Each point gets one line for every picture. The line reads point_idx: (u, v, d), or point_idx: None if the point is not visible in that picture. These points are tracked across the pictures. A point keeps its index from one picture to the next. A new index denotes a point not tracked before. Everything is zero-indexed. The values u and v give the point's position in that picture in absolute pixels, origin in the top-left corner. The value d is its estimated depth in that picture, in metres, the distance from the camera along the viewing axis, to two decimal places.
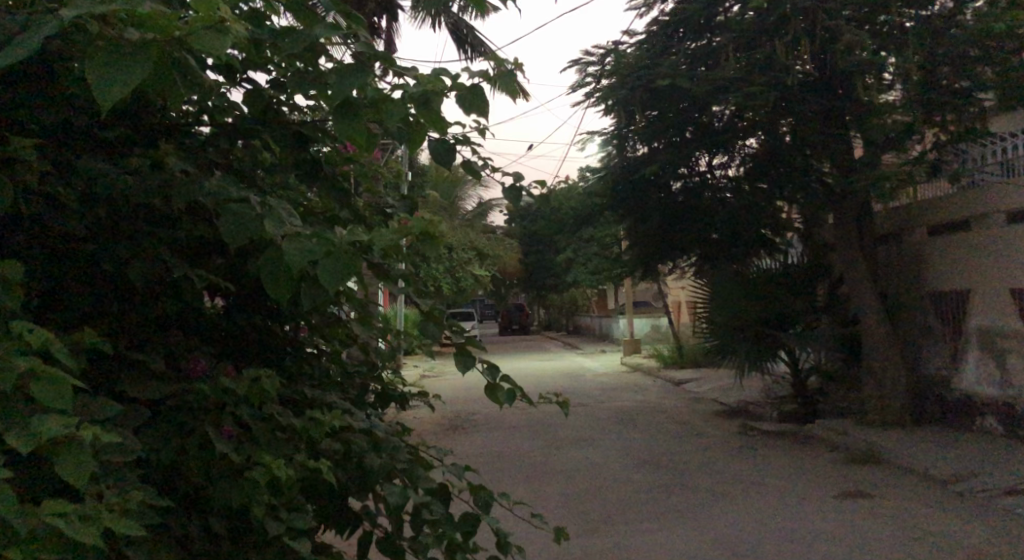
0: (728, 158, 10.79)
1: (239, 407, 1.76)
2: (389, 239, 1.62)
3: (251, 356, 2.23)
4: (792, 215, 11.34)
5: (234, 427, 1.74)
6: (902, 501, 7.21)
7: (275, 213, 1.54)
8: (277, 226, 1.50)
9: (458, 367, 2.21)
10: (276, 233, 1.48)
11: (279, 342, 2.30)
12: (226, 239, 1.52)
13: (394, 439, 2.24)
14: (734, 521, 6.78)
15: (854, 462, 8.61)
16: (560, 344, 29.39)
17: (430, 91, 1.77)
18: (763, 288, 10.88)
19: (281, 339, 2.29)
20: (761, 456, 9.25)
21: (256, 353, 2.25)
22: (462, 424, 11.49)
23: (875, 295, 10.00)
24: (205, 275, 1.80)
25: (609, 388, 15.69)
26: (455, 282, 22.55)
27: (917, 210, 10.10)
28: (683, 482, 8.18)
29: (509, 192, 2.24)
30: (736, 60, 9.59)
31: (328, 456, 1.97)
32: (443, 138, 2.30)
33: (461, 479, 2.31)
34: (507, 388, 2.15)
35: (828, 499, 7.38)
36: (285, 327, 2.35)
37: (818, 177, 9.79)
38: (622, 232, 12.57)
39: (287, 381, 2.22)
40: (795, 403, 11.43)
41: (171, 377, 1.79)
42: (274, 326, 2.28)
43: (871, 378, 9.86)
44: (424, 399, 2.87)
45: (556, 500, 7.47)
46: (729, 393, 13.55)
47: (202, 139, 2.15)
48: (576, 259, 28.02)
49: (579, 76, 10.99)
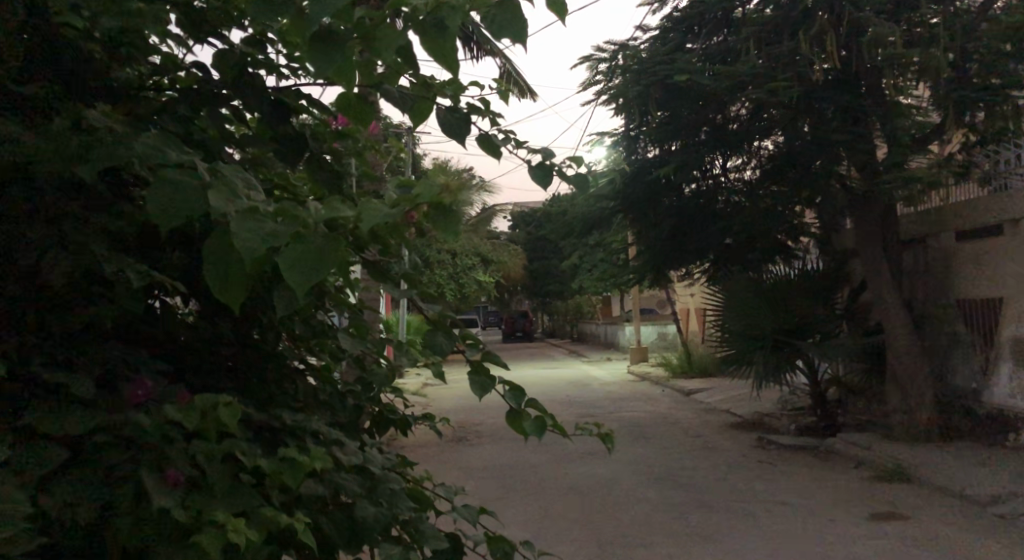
0: (743, 162, 10.41)
1: (189, 445, 1.34)
2: (382, 212, 1.22)
3: (221, 373, 1.82)
4: (809, 220, 10.94)
5: (182, 471, 1.30)
6: (938, 523, 6.77)
7: (227, 183, 1.13)
8: (225, 199, 1.10)
9: (473, 390, 1.78)
10: (224, 207, 1.08)
11: (257, 357, 1.88)
12: (157, 217, 1.12)
13: (394, 475, 1.81)
14: (759, 544, 6.30)
15: (881, 479, 8.16)
16: (565, 352, 28.96)
17: (446, 9, 1.37)
18: (780, 295, 10.39)
19: (257, 352, 1.87)
20: (781, 472, 8.79)
21: (225, 370, 1.83)
22: (466, 436, 11.05)
23: (900, 302, 9.55)
24: (145, 272, 1.38)
25: (617, 398, 15.25)
26: (459, 288, 22.13)
27: (943, 214, 9.67)
28: (702, 501, 7.73)
29: (536, 172, 1.83)
30: (756, 56, 9.17)
31: (311, 507, 1.55)
32: (456, 106, 1.88)
33: (476, 525, 1.87)
34: (535, 416, 1.73)
35: (859, 521, 6.91)
36: (264, 337, 1.93)
37: (839, 179, 9.38)
38: (633, 237, 12.15)
39: (262, 407, 1.81)
40: (813, 416, 10.97)
41: (103, 402, 1.36)
42: (250, 334, 1.87)
43: (896, 390, 9.41)
44: (428, 422, 2.45)
45: (566, 520, 7.01)
46: (742, 405, 13.13)
47: (155, 106, 1.75)
48: (583, 265, 27.62)
49: (589, 74, 10.63)
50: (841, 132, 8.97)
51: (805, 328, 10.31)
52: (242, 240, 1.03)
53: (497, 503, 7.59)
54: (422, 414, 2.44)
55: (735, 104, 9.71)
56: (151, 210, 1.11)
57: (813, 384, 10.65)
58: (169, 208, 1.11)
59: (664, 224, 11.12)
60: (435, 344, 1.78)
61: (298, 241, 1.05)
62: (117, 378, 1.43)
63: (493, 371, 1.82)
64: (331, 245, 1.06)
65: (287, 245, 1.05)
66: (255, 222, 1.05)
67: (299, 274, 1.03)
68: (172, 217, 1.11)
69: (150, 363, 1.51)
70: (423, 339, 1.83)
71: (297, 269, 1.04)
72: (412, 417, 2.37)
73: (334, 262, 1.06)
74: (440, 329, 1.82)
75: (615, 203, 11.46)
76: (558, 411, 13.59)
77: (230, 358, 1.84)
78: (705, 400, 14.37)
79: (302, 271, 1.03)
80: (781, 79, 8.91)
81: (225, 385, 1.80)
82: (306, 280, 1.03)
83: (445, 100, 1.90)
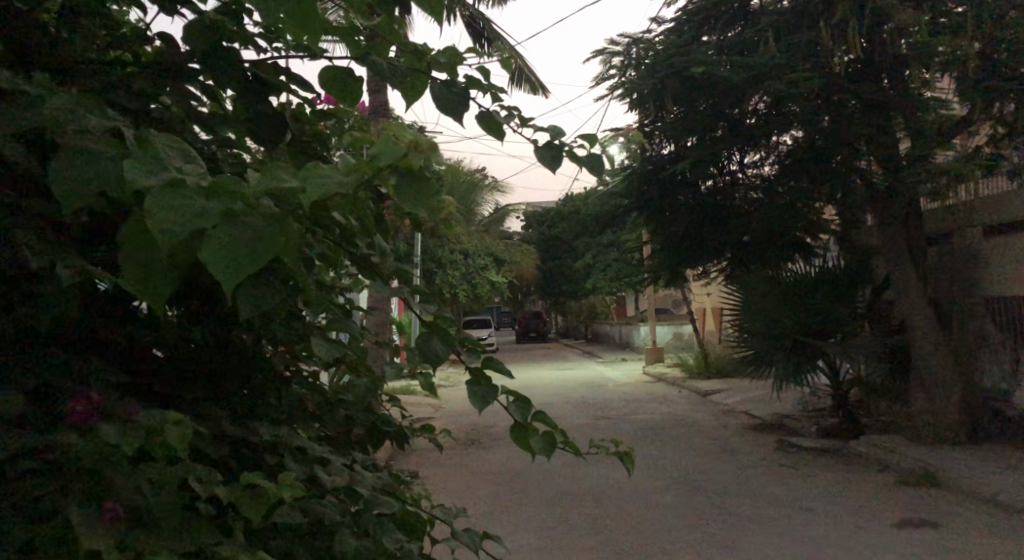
0: (761, 157, 10.28)
1: (135, 469, 1.15)
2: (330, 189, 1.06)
3: (196, 382, 1.61)
4: (829, 217, 10.63)
5: (123, 506, 1.10)
6: (971, 531, 6.46)
7: (152, 155, 0.99)
8: (146, 173, 0.95)
9: (473, 402, 1.58)
10: (143, 181, 0.94)
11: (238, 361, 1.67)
12: (63, 198, 1.05)
13: (384, 501, 1.60)
14: (783, 551, 6.05)
15: (908, 484, 7.88)
16: (579, 353, 28.69)
17: None
18: (801, 294, 10.08)
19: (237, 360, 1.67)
20: (804, 477, 8.50)
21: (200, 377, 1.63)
22: (478, 438, 10.83)
23: (925, 301, 9.25)
24: (78, 265, 1.19)
25: (632, 400, 14.97)
26: (472, 288, 21.94)
27: (969, 209, 9.37)
28: (721, 506, 7.48)
29: (545, 153, 1.62)
30: (775, 47, 8.91)
31: (286, 538, 1.35)
32: (452, 80, 1.66)
33: (477, 552, 1.67)
34: (544, 431, 1.51)
35: (886, 528, 6.62)
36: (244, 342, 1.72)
37: (861, 174, 9.10)
38: (648, 235, 11.92)
39: (236, 422, 1.61)
40: (835, 418, 10.68)
41: (40, 419, 1.17)
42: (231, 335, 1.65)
43: (922, 391, 9.11)
44: (428, 433, 2.23)
45: (578, 528, 6.75)
46: (761, 406, 12.85)
47: (111, 79, 1.57)
48: (596, 265, 27.37)
49: (603, 68, 10.38)
50: (863, 125, 8.70)
51: (827, 328, 10.01)
52: (158, 224, 0.89)
53: (510, 508, 7.37)
54: (420, 426, 2.23)
55: (753, 97, 9.45)
56: (56, 190, 1.05)
57: (835, 384, 10.36)
58: (85, 180, 1.06)
59: (680, 222, 10.88)
60: (430, 349, 1.57)
61: (225, 221, 0.91)
62: (58, 392, 1.23)
63: (495, 379, 1.61)
64: (270, 225, 0.92)
65: (209, 229, 0.89)
66: (178, 201, 0.91)
67: (221, 266, 0.87)
68: (83, 189, 1.05)
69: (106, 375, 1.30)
70: (416, 344, 1.61)
71: (223, 252, 0.89)
72: (410, 429, 2.16)
73: (272, 251, 0.91)
74: (435, 333, 1.61)
75: (630, 201, 11.25)
76: (572, 413, 13.35)
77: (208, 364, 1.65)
78: (722, 402, 14.09)
79: (221, 265, 0.87)
80: (802, 70, 8.66)
81: (196, 396, 1.60)
82: (232, 271, 0.87)
83: (438, 74, 1.67)
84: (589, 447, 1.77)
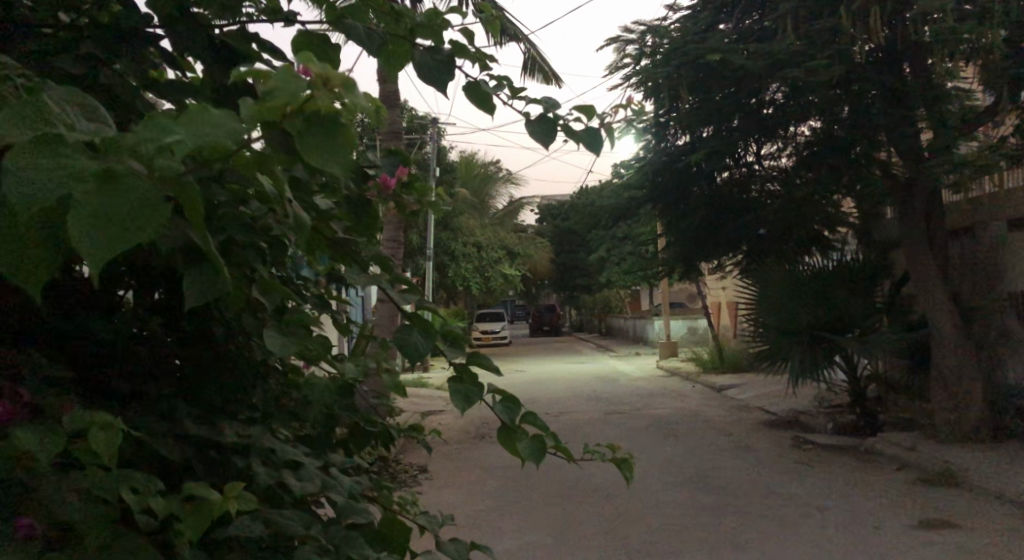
0: (777, 148, 10.09)
1: (60, 477, 1.01)
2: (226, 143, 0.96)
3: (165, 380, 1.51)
4: (846, 210, 10.42)
5: (41, 519, 0.96)
6: (993, 532, 6.24)
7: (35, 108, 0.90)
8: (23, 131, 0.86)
9: (456, 401, 1.44)
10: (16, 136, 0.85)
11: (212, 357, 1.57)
12: None
13: (358, 511, 1.47)
14: (795, 551, 5.86)
15: (927, 483, 7.67)
16: (593, 347, 28.53)
17: None
18: (820, 287, 9.81)
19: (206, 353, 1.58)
20: (819, 474, 8.32)
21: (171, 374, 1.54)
22: (488, 432, 10.72)
23: (946, 296, 9.00)
24: None
25: (645, 394, 14.78)
26: (485, 282, 21.76)
27: (993, 202, 9.09)
28: (734, 504, 7.29)
29: (538, 126, 1.47)
30: (795, 33, 8.69)
31: (246, 550, 1.23)
32: (438, 47, 1.52)
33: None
34: (533, 434, 1.36)
35: (905, 529, 6.41)
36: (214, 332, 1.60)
37: (881, 165, 8.88)
38: (662, 227, 11.75)
39: (202, 419, 1.49)
40: (852, 414, 10.48)
41: None
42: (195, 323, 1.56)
43: (942, 388, 8.88)
44: (418, 433, 2.11)
45: (586, 525, 6.59)
46: (776, 402, 12.66)
47: (61, 51, 1.44)
48: (610, 258, 27.18)
49: (617, 56, 10.18)
50: (883, 114, 8.46)
51: (845, 323, 9.75)
52: (19, 186, 0.79)
53: (518, 504, 7.22)
54: (411, 425, 2.11)
55: (771, 86, 9.22)
56: None
57: (852, 380, 10.15)
58: None
59: (696, 214, 10.72)
60: (410, 343, 1.43)
61: (101, 182, 0.81)
62: None
63: (481, 376, 1.47)
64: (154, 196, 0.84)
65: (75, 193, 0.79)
66: (49, 159, 0.82)
67: (87, 240, 0.77)
68: None
69: (46, 370, 1.19)
70: (394, 337, 1.46)
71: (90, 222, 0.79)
72: (397, 430, 2.02)
73: (149, 229, 0.82)
74: (417, 326, 1.47)
75: (643, 192, 11.12)
76: (584, 407, 13.22)
77: (173, 356, 1.55)
78: (737, 397, 13.87)
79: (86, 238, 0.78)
80: (821, 57, 8.46)
81: (158, 394, 1.47)
82: (102, 247, 0.78)
83: (423, 39, 1.53)
84: (586, 453, 1.61)
